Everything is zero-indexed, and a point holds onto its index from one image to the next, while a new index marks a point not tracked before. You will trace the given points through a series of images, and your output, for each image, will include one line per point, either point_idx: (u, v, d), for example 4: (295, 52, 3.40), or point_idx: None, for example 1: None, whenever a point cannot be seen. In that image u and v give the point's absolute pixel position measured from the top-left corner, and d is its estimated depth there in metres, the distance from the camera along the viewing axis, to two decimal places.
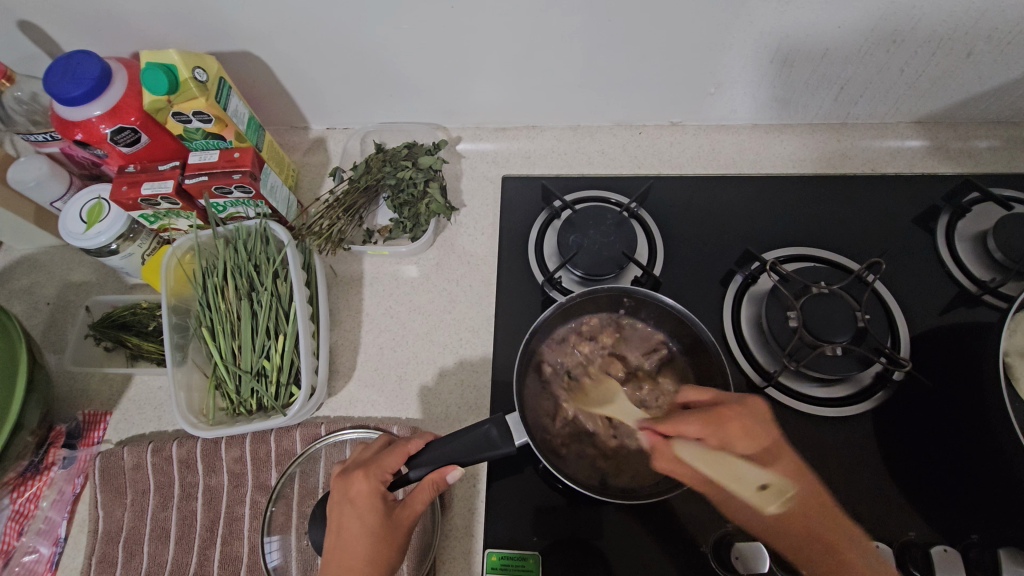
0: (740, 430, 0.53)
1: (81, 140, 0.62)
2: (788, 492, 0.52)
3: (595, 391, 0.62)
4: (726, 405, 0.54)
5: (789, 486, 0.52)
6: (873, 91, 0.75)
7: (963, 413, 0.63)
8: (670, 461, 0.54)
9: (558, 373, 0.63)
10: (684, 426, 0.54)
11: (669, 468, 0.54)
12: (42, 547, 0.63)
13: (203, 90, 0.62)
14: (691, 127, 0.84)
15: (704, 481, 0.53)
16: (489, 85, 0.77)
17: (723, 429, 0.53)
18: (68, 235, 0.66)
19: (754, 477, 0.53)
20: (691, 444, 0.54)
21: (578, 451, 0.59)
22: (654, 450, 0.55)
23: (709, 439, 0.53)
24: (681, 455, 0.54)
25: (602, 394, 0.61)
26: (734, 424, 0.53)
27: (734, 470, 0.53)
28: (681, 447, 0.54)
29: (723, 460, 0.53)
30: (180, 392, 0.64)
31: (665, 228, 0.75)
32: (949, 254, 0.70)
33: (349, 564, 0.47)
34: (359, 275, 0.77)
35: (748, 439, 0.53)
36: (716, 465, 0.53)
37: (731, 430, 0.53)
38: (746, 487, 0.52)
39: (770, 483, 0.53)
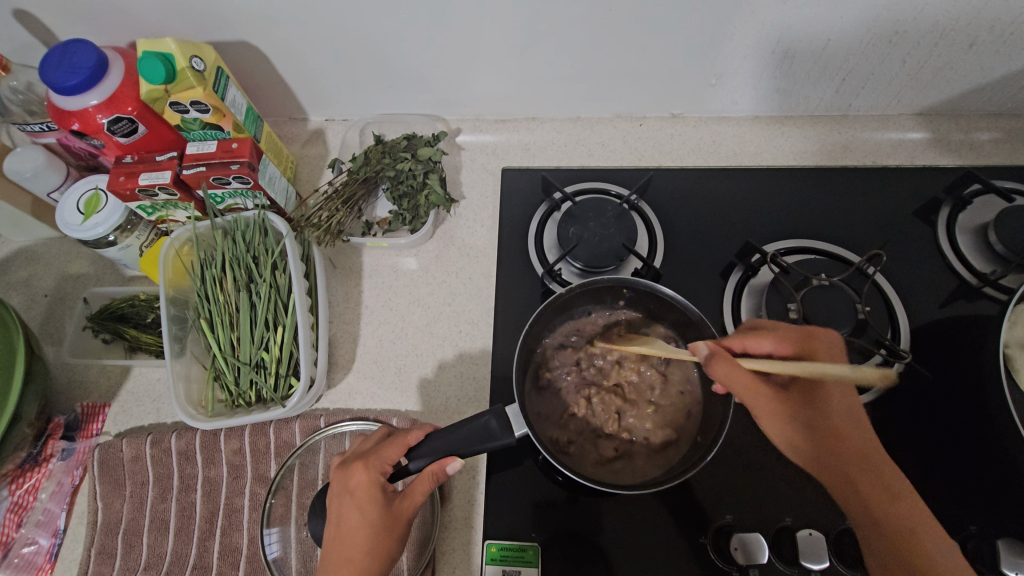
0: (829, 355, 0.56)
1: (78, 130, 0.62)
2: (868, 428, 0.54)
3: (634, 339, 0.63)
4: (798, 338, 0.57)
5: (859, 413, 0.55)
6: (874, 82, 0.75)
7: (963, 405, 0.63)
8: (727, 366, 0.53)
9: (556, 373, 0.62)
10: (752, 340, 0.57)
11: (725, 373, 0.53)
12: (41, 538, 0.63)
13: (201, 79, 0.61)
14: (692, 119, 0.84)
15: (750, 383, 0.54)
16: (489, 76, 0.76)
17: (830, 401, 0.55)
18: (64, 226, 0.66)
19: (844, 375, 0.55)
20: (753, 359, 0.56)
21: (584, 449, 0.59)
22: (714, 354, 0.54)
23: (784, 349, 0.57)
24: (747, 361, 0.55)
25: (639, 340, 0.62)
26: (820, 339, 0.57)
27: (809, 367, 0.54)
28: (746, 360, 0.55)
29: (800, 362, 0.54)
30: (179, 384, 0.64)
31: (665, 220, 0.75)
32: (949, 246, 0.70)
33: (349, 556, 0.47)
34: (358, 267, 0.77)
35: (850, 404, 0.55)
36: (804, 367, 0.54)
37: (834, 396, 0.55)
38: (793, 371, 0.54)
39: (840, 419, 0.54)
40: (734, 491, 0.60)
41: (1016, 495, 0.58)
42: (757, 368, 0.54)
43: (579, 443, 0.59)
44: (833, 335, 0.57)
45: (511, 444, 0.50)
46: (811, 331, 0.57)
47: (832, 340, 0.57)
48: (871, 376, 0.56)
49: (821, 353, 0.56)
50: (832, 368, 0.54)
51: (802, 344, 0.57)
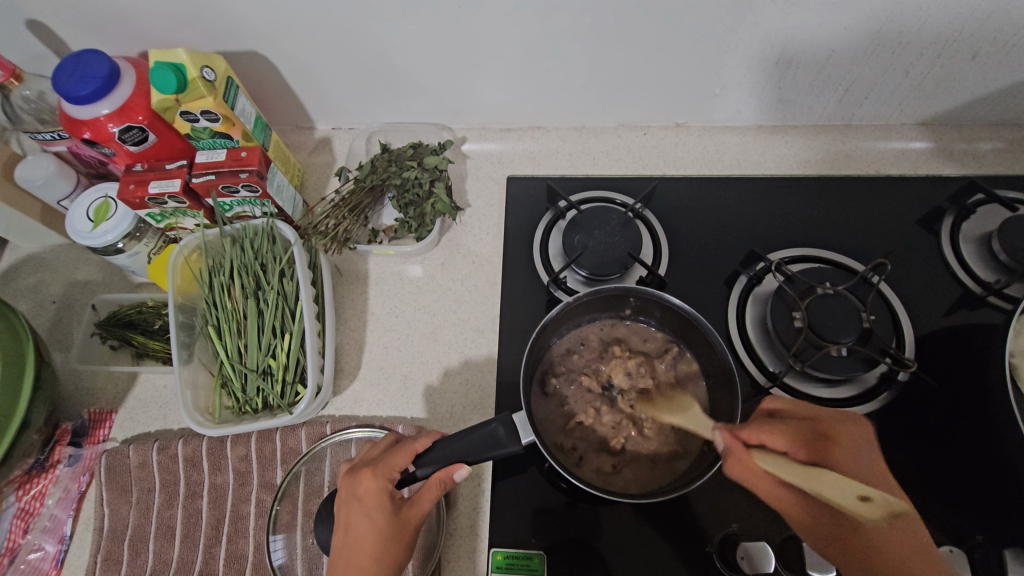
0: (847, 450, 0.54)
1: (89, 139, 0.62)
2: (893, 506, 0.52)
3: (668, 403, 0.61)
4: (821, 422, 0.55)
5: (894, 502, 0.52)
6: (877, 92, 0.75)
7: (968, 414, 0.63)
8: (744, 470, 0.52)
9: (563, 381, 0.62)
10: (767, 438, 0.54)
11: (743, 475, 0.52)
12: (47, 544, 0.64)
13: (211, 89, 0.62)
14: (696, 128, 0.85)
15: (790, 492, 0.52)
16: (496, 86, 0.77)
17: (824, 448, 0.54)
18: (75, 233, 0.66)
19: (851, 489, 0.53)
20: (774, 455, 0.53)
21: (589, 459, 0.58)
22: (728, 453, 0.53)
23: (798, 450, 0.54)
24: (762, 467, 0.52)
25: (674, 405, 0.60)
26: (840, 444, 0.54)
27: (828, 484, 0.52)
28: (763, 460, 0.53)
29: (804, 470, 0.53)
30: (186, 391, 0.64)
31: (670, 229, 0.75)
32: (953, 255, 0.71)
33: (357, 562, 0.47)
34: (364, 274, 0.78)
35: (850, 452, 0.54)
36: (809, 476, 0.52)
37: (835, 452, 0.53)
38: (850, 502, 0.51)
39: (870, 495, 0.52)
40: (740, 499, 0.60)
41: None
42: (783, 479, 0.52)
43: (585, 452, 0.59)
44: (851, 427, 0.55)
45: (518, 452, 0.50)
46: (840, 420, 0.55)
47: (862, 436, 0.55)
48: (880, 503, 0.52)
49: (838, 451, 0.53)
50: (840, 496, 0.52)
51: (817, 442, 0.54)
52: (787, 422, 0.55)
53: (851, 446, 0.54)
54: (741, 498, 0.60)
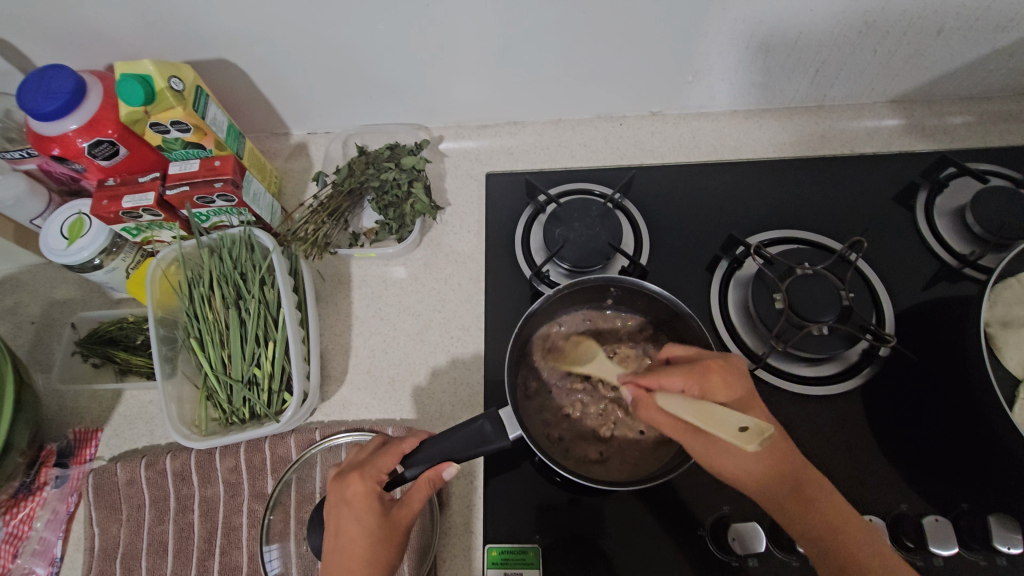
0: (722, 383, 0.51)
1: (58, 156, 0.61)
2: (772, 441, 0.50)
3: (578, 351, 0.63)
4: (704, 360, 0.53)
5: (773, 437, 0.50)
6: (847, 72, 0.76)
7: (949, 385, 0.64)
8: (652, 411, 0.51)
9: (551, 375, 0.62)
10: (665, 380, 0.51)
11: (654, 418, 0.51)
12: (38, 568, 0.63)
13: (180, 99, 0.61)
14: (671, 116, 0.85)
15: (683, 426, 0.50)
16: (470, 83, 0.77)
17: (706, 379, 0.51)
18: (49, 252, 0.66)
19: (732, 420, 0.47)
20: (673, 397, 0.50)
21: (579, 449, 0.59)
22: (637, 401, 0.52)
23: (692, 388, 0.50)
24: (663, 407, 0.50)
25: (582, 352, 0.62)
26: (721, 377, 0.51)
27: (711, 413, 0.48)
28: (666, 401, 0.50)
29: (700, 403, 0.49)
30: (171, 405, 0.64)
31: (649, 217, 0.75)
32: (928, 229, 0.71)
33: (349, 565, 0.47)
34: (347, 278, 0.77)
35: (728, 390, 0.51)
36: (705, 411, 0.48)
37: (717, 380, 0.51)
38: (725, 429, 0.46)
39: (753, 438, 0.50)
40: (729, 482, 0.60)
41: (1004, 471, 0.59)
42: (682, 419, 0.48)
43: (573, 443, 0.59)
44: (731, 362, 0.54)
45: (506, 447, 0.50)
46: (716, 355, 0.54)
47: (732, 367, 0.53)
48: (762, 444, 0.49)
49: (715, 377, 0.51)
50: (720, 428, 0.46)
51: (699, 374, 0.51)
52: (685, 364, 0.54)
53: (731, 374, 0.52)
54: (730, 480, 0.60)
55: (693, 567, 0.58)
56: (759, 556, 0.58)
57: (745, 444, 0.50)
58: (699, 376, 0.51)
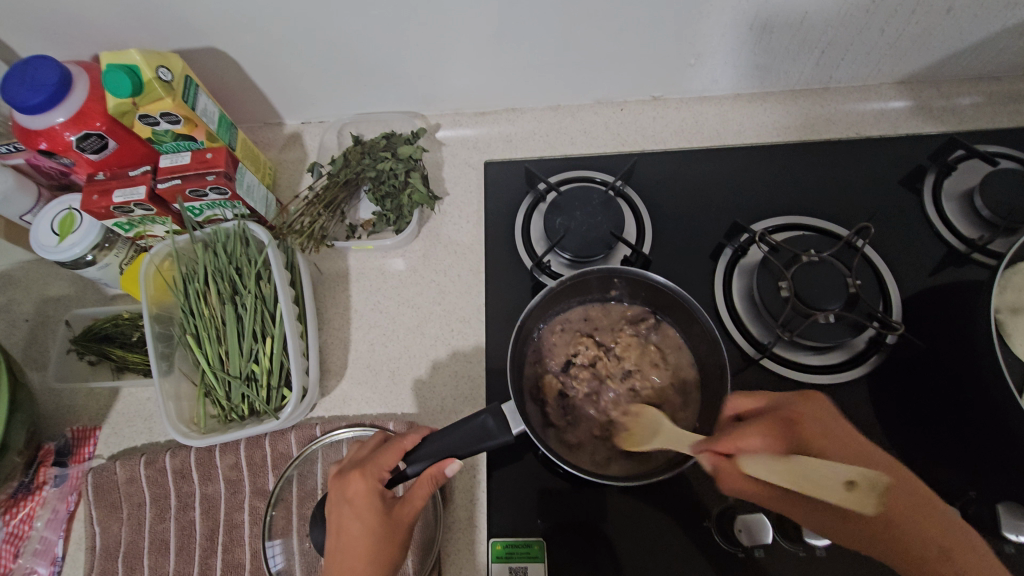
0: (812, 432, 0.52)
1: (45, 150, 0.60)
2: (877, 486, 0.48)
3: (640, 426, 0.57)
4: (786, 409, 0.53)
5: (880, 479, 0.48)
6: (854, 53, 0.74)
7: (958, 372, 0.63)
8: (737, 480, 0.51)
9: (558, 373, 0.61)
10: (745, 442, 0.50)
11: (739, 486, 0.52)
12: (39, 567, 0.62)
13: (170, 89, 0.60)
14: (673, 100, 0.83)
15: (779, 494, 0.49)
16: (466, 70, 0.75)
17: (794, 433, 0.51)
18: (40, 248, 0.64)
19: (836, 474, 0.48)
20: (756, 458, 0.50)
21: (597, 445, 0.58)
22: (717, 469, 0.51)
23: (775, 447, 0.50)
24: (748, 472, 0.50)
25: (645, 428, 0.57)
26: (803, 425, 0.52)
27: (814, 479, 0.48)
28: (749, 464, 0.50)
29: (796, 465, 0.49)
30: (169, 403, 0.63)
31: (651, 205, 0.74)
32: (936, 214, 0.70)
33: (350, 565, 0.47)
34: (345, 271, 0.76)
35: (818, 433, 0.52)
36: (797, 472, 0.49)
37: (804, 430, 0.52)
38: (833, 493, 0.48)
39: (856, 480, 0.48)
40: None
41: (1013, 458, 0.59)
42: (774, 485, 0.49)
43: (588, 440, 0.58)
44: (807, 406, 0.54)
45: (510, 442, 0.49)
46: (797, 402, 0.54)
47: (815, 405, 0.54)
48: (866, 486, 0.48)
49: (806, 429, 0.52)
50: (824, 490, 0.48)
51: (783, 431, 0.52)
52: (759, 417, 0.53)
53: (813, 417, 0.53)
54: None
55: (699, 559, 0.58)
56: (765, 547, 0.57)
57: (843, 491, 0.48)
58: (779, 427, 0.52)
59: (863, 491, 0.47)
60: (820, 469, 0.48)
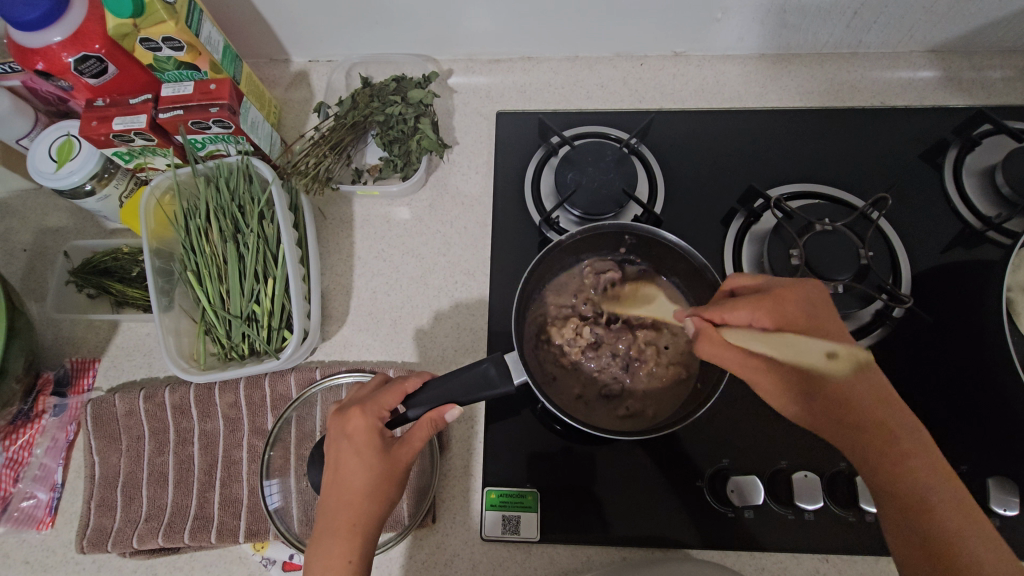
0: (802, 310, 0.49)
1: (42, 70, 0.57)
2: (855, 364, 0.48)
3: (634, 294, 0.63)
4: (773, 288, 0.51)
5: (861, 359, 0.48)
6: (887, 16, 0.71)
7: (963, 350, 0.63)
8: (716, 346, 0.49)
9: (572, 350, 0.59)
10: (730, 313, 0.49)
11: (715, 355, 0.49)
12: (39, 492, 0.63)
13: (172, 13, 0.57)
14: (695, 58, 0.80)
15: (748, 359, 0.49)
16: (483, 12, 0.72)
17: (784, 309, 0.49)
18: (38, 174, 0.63)
19: (820, 346, 0.49)
20: (740, 329, 0.49)
21: (640, 392, 0.58)
22: (700, 334, 0.50)
23: (762, 320, 0.49)
24: (727, 341, 0.49)
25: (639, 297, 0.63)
26: (792, 300, 0.49)
27: (801, 346, 0.49)
28: (731, 333, 0.49)
29: (780, 334, 0.49)
30: (169, 337, 0.63)
31: (665, 165, 0.72)
32: (955, 190, 0.69)
33: (347, 499, 0.47)
34: (349, 217, 0.74)
35: (796, 313, 0.49)
36: (778, 343, 0.49)
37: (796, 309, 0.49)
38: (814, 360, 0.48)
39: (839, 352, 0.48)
40: (731, 436, 0.60)
41: (1009, 435, 0.59)
42: (747, 352, 0.49)
43: (625, 394, 0.58)
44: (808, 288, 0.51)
45: (511, 392, 0.50)
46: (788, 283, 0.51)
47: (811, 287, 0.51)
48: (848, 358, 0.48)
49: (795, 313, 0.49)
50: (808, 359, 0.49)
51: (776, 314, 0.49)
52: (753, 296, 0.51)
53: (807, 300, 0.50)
54: (732, 434, 0.60)
55: (691, 517, 0.59)
56: (755, 509, 0.58)
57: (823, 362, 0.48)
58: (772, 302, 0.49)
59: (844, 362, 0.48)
60: (801, 343, 0.49)
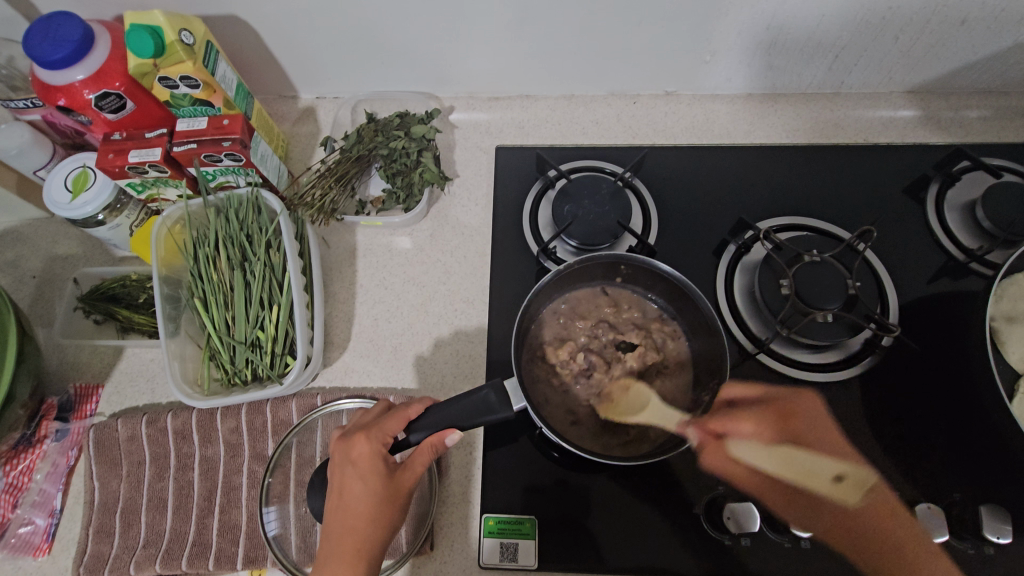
0: (804, 427, 0.62)
1: (64, 106, 0.60)
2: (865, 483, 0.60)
3: (625, 398, 0.60)
4: (783, 402, 0.63)
5: (868, 478, 0.60)
6: (866, 59, 0.75)
7: (948, 379, 0.64)
8: (718, 462, 0.60)
9: (564, 370, 0.60)
10: (731, 426, 0.60)
11: (722, 467, 0.60)
12: (37, 518, 0.63)
13: (191, 53, 0.60)
14: (686, 96, 0.84)
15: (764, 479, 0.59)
16: (484, 52, 0.76)
17: (793, 428, 0.62)
18: (52, 204, 0.65)
19: (828, 469, 0.60)
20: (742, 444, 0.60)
21: (641, 413, 0.59)
22: (703, 446, 0.61)
23: (763, 435, 0.60)
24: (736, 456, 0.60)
25: (633, 400, 0.59)
26: (796, 421, 0.62)
27: (803, 470, 0.58)
28: (736, 449, 0.60)
29: (777, 453, 0.59)
30: (174, 363, 0.64)
31: (659, 198, 0.75)
32: (938, 223, 0.71)
33: (351, 523, 0.48)
34: (353, 247, 0.77)
35: (813, 433, 0.62)
36: (782, 461, 0.59)
37: (797, 429, 0.62)
38: (824, 486, 0.58)
39: (844, 475, 0.60)
40: (726, 462, 0.61)
41: (999, 462, 0.60)
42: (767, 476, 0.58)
43: (618, 419, 0.59)
44: (804, 404, 0.63)
45: (510, 417, 0.50)
46: (797, 395, 0.64)
47: (812, 418, 0.63)
48: (853, 481, 0.60)
49: (801, 433, 0.62)
50: (806, 479, 0.57)
51: (779, 422, 0.62)
52: (748, 409, 0.62)
53: (807, 423, 0.62)
54: (727, 461, 0.61)
55: (687, 544, 0.59)
56: (752, 536, 0.59)
57: (823, 486, 0.57)
58: (769, 425, 0.61)
59: (850, 485, 0.59)
60: (812, 464, 0.59)
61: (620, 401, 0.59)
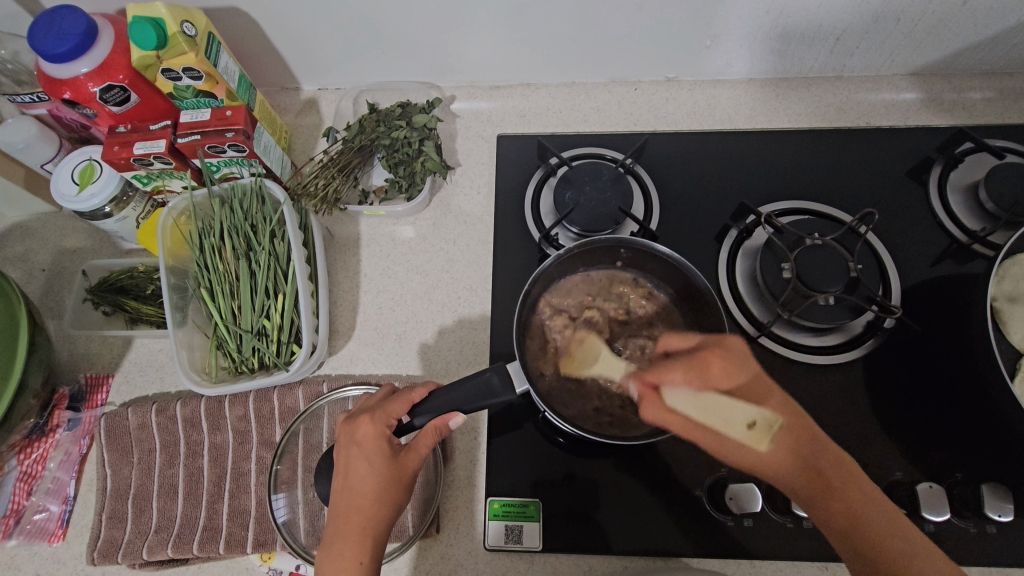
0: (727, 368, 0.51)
1: (69, 99, 0.61)
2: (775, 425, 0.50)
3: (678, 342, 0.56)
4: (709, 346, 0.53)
5: (779, 421, 0.50)
6: (868, 42, 0.75)
7: (951, 360, 0.64)
8: (659, 412, 0.51)
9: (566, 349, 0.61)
10: (669, 374, 0.52)
11: (659, 417, 0.50)
12: (51, 505, 0.64)
13: (193, 45, 0.60)
14: (687, 82, 0.84)
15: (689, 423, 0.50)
16: (484, 40, 0.76)
17: (708, 370, 0.51)
18: (60, 197, 0.65)
19: (740, 414, 0.50)
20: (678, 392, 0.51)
21: None
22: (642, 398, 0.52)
23: (694, 380, 0.51)
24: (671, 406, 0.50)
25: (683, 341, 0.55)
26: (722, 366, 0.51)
27: (716, 410, 0.50)
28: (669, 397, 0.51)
29: (706, 400, 0.50)
30: (182, 351, 0.65)
31: (660, 184, 0.75)
32: (940, 205, 0.71)
33: (356, 503, 0.49)
34: (356, 236, 0.77)
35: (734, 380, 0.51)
36: (704, 407, 0.50)
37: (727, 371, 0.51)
38: (736, 429, 0.50)
39: (757, 420, 0.50)
40: None
41: (1000, 442, 0.61)
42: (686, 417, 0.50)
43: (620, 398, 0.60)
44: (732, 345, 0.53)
45: (513, 400, 0.51)
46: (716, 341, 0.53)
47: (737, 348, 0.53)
48: (765, 426, 0.50)
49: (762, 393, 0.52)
50: (731, 430, 0.50)
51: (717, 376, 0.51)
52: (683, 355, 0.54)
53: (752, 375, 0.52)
54: None
55: (690, 525, 0.60)
56: (754, 517, 0.60)
57: (745, 431, 0.50)
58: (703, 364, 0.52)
59: (760, 429, 0.50)
60: (726, 410, 0.50)
61: (675, 344, 0.56)
